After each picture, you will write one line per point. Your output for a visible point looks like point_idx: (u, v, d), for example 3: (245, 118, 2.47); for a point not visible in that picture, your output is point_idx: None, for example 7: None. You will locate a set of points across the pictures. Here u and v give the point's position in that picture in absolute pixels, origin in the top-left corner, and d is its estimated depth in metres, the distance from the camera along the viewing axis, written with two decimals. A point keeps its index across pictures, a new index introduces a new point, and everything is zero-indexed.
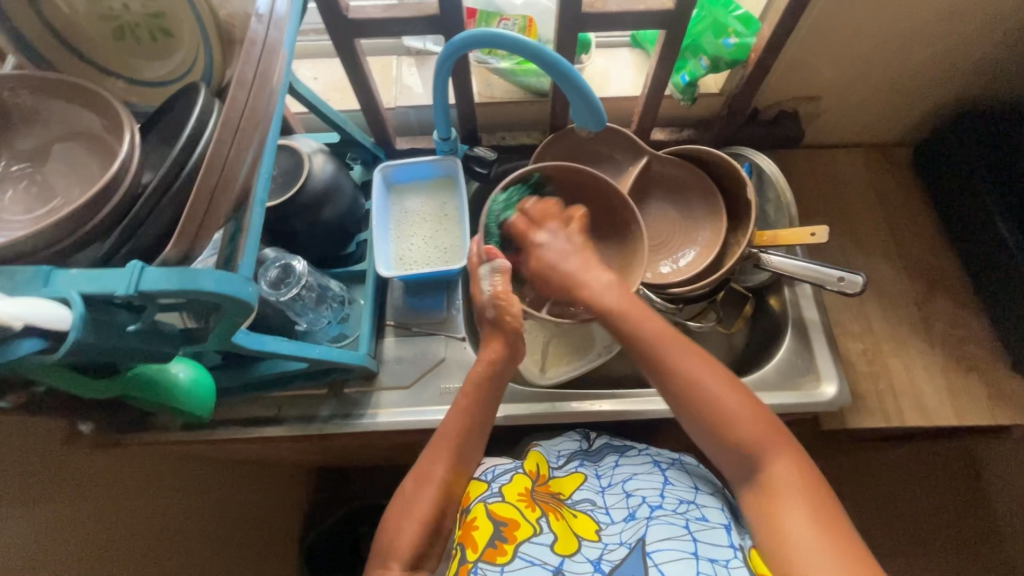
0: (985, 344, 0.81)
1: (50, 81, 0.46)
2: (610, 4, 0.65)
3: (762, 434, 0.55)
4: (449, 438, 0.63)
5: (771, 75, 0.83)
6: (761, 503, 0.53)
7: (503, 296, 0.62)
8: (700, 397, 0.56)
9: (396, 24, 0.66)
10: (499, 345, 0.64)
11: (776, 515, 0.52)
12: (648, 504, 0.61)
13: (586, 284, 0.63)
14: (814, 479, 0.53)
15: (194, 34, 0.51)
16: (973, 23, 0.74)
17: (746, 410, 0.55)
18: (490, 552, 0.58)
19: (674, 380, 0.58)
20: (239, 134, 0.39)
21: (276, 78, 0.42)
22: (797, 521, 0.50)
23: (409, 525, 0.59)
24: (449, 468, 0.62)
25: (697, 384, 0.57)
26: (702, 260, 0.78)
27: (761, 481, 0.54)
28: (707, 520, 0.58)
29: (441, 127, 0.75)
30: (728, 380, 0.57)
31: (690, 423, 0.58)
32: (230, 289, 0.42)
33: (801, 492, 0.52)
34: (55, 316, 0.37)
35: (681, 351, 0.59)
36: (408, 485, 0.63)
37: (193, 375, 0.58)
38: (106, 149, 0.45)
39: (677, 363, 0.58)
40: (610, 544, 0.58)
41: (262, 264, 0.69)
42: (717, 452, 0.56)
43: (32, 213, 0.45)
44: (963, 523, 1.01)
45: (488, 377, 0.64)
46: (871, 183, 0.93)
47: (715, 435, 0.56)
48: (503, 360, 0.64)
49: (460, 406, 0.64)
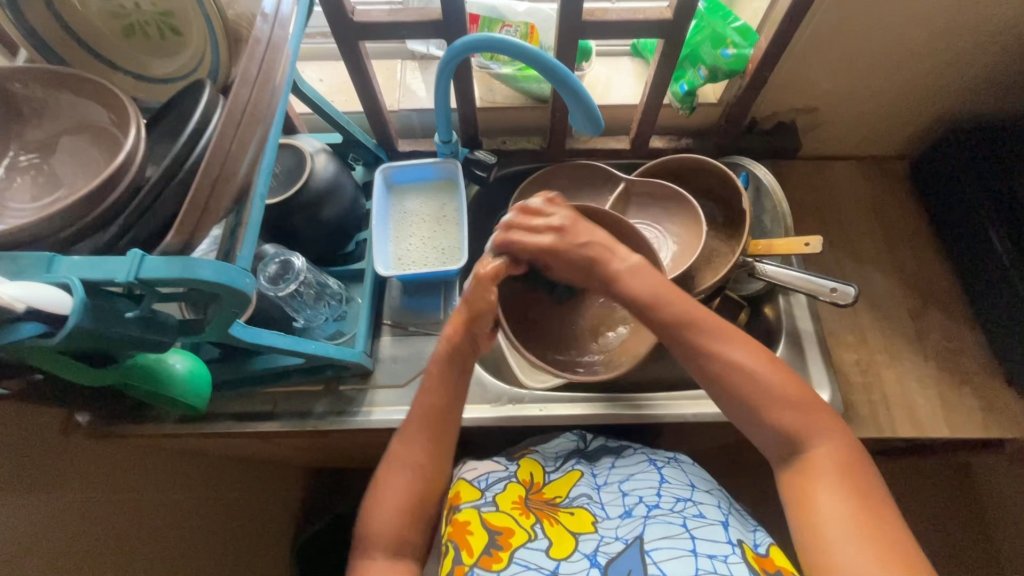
0: (978, 357, 0.81)
1: (60, 74, 0.47)
2: (610, 13, 0.66)
3: (809, 419, 0.54)
4: (417, 420, 0.64)
5: (769, 87, 0.84)
6: (798, 483, 0.53)
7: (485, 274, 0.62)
8: (746, 380, 0.56)
9: (401, 28, 0.67)
10: (460, 325, 0.64)
11: (813, 496, 0.51)
12: (646, 503, 0.62)
13: (617, 275, 0.62)
14: (860, 467, 0.52)
15: (201, 34, 0.52)
16: (968, 39, 0.75)
17: (793, 394, 0.55)
18: (485, 558, 0.58)
19: (719, 363, 0.57)
20: (241, 127, 0.40)
21: (278, 77, 0.44)
22: (836, 503, 0.50)
23: (384, 510, 0.60)
24: (423, 452, 0.63)
25: (743, 369, 0.56)
26: (689, 256, 0.76)
27: (802, 462, 0.54)
28: (705, 516, 0.59)
29: (442, 131, 0.76)
30: (767, 353, 0.58)
31: (730, 404, 0.58)
32: (228, 279, 0.42)
33: (844, 477, 0.51)
34: (54, 301, 0.38)
35: (721, 325, 0.59)
36: (383, 470, 0.63)
37: (190, 367, 0.60)
38: (112, 141, 0.46)
39: (725, 346, 0.58)
40: (607, 536, 0.59)
41: (261, 259, 0.69)
42: (761, 433, 0.56)
43: (38, 202, 0.46)
44: (958, 538, 1.01)
45: (452, 355, 0.64)
46: (867, 196, 0.94)
47: (760, 418, 0.55)
48: (463, 341, 0.64)
49: (428, 386, 0.65)
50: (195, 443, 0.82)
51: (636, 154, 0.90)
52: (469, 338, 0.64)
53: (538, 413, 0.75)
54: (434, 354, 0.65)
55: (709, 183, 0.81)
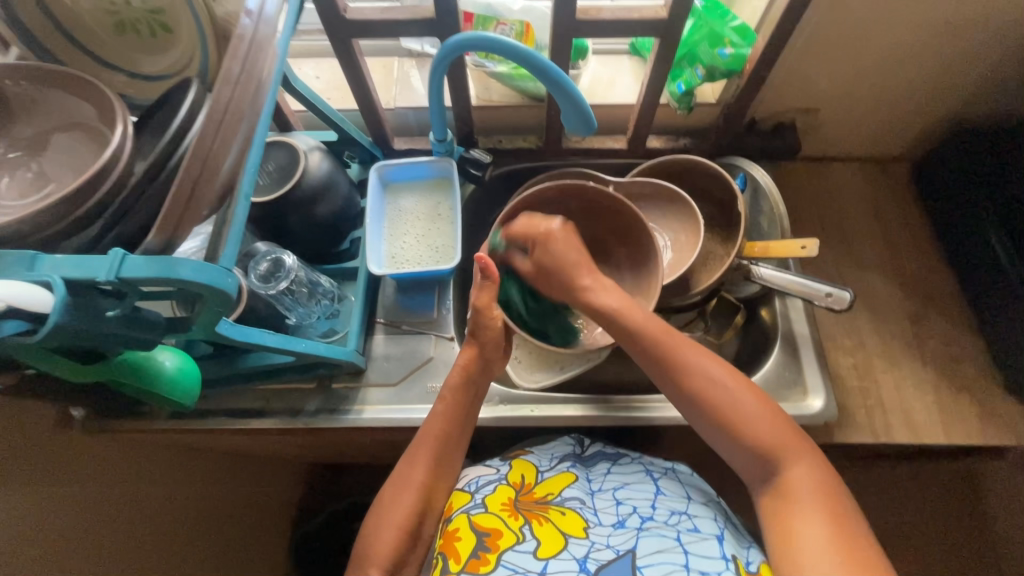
0: (978, 363, 0.80)
1: (48, 71, 0.47)
2: (604, 12, 0.66)
3: (778, 439, 0.54)
4: (429, 441, 0.64)
5: (767, 86, 0.83)
6: (776, 508, 0.53)
7: (484, 310, 0.65)
8: (715, 400, 0.56)
9: (393, 26, 0.66)
10: (471, 352, 0.67)
11: (790, 521, 0.51)
12: (639, 514, 0.61)
13: (588, 284, 0.63)
14: (833, 489, 0.52)
15: (191, 32, 0.52)
16: (972, 39, 0.74)
17: (761, 413, 0.55)
18: (473, 561, 0.58)
19: (692, 383, 0.58)
20: (222, 127, 0.40)
21: (263, 74, 0.43)
22: (811, 526, 0.50)
23: (386, 529, 0.60)
24: (427, 472, 0.63)
25: (716, 386, 0.57)
26: (681, 262, 0.77)
27: (779, 486, 0.53)
28: (699, 531, 0.58)
29: (437, 129, 0.76)
30: (739, 379, 0.58)
31: (706, 425, 0.58)
32: (209, 278, 0.42)
33: (818, 500, 0.51)
34: (33, 298, 0.38)
35: (687, 347, 0.60)
36: (386, 490, 0.63)
37: (179, 364, 0.59)
38: (100, 138, 0.46)
39: (693, 364, 0.58)
40: (598, 543, 0.58)
41: (253, 257, 0.70)
42: (735, 457, 0.56)
43: (25, 199, 0.46)
44: (958, 545, 1.00)
45: (465, 382, 0.66)
46: (868, 197, 0.93)
47: (737, 440, 0.55)
48: (476, 366, 0.67)
49: (438, 410, 0.65)
50: (189, 438, 0.82)
51: (633, 154, 0.89)
52: (480, 364, 0.67)
53: (530, 415, 0.75)
54: (448, 379, 0.66)
55: (705, 184, 0.81)
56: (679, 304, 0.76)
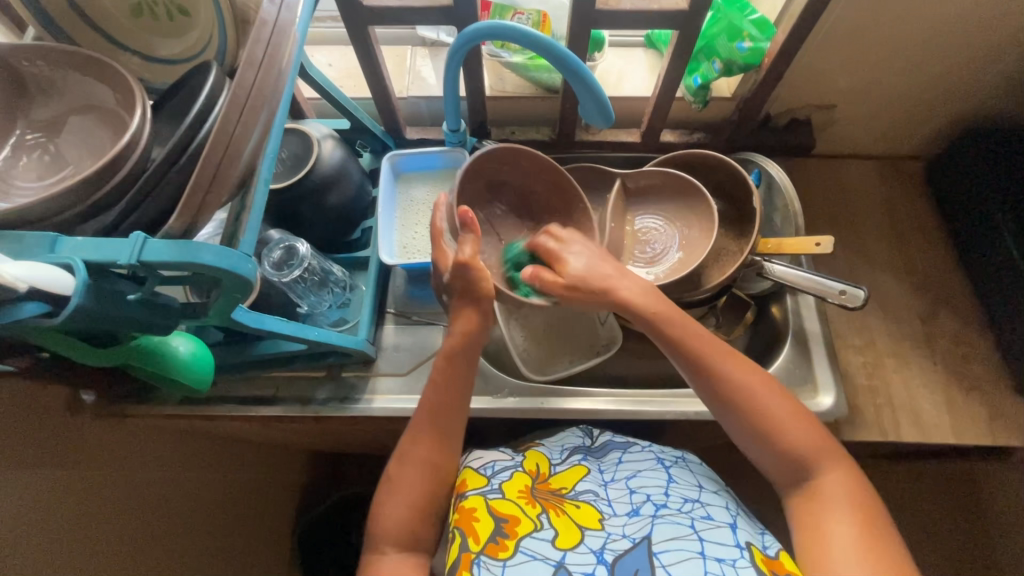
0: (988, 363, 0.80)
1: (67, 53, 0.46)
2: (624, 3, 0.65)
3: (813, 445, 0.55)
4: (428, 416, 0.64)
5: (784, 83, 0.83)
6: (809, 514, 0.53)
7: (472, 263, 0.60)
8: (744, 400, 0.57)
9: (411, 13, 0.66)
10: (471, 316, 0.63)
11: (821, 521, 0.52)
12: (653, 502, 0.61)
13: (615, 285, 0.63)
14: (862, 490, 0.53)
15: (210, 16, 0.51)
16: (994, 36, 0.73)
17: (796, 418, 0.56)
18: (491, 545, 0.57)
19: (722, 386, 0.58)
20: (245, 111, 0.39)
21: (285, 58, 0.43)
22: (842, 525, 0.51)
23: (398, 507, 0.60)
24: (432, 449, 0.63)
25: (743, 387, 0.58)
26: (693, 258, 0.77)
27: (811, 486, 0.54)
28: (713, 519, 0.58)
29: (451, 119, 0.75)
30: (768, 381, 0.58)
31: (737, 426, 0.58)
32: (230, 265, 0.42)
33: (850, 504, 0.52)
34: (55, 281, 0.39)
35: (722, 352, 0.60)
36: (393, 470, 0.63)
37: (192, 350, 0.60)
38: (119, 122, 0.46)
39: (724, 369, 0.59)
40: (614, 534, 0.58)
41: (266, 244, 0.69)
42: (767, 459, 0.57)
43: (43, 181, 0.46)
44: (960, 544, 1.00)
45: (460, 349, 0.64)
46: (881, 195, 0.92)
47: (775, 443, 0.56)
48: (475, 333, 0.64)
49: (432, 383, 0.65)
50: (197, 424, 0.82)
51: (646, 147, 0.88)
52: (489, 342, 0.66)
53: (540, 406, 0.75)
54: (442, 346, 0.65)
55: (719, 180, 0.80)
56: (690, 299, 0.76)
